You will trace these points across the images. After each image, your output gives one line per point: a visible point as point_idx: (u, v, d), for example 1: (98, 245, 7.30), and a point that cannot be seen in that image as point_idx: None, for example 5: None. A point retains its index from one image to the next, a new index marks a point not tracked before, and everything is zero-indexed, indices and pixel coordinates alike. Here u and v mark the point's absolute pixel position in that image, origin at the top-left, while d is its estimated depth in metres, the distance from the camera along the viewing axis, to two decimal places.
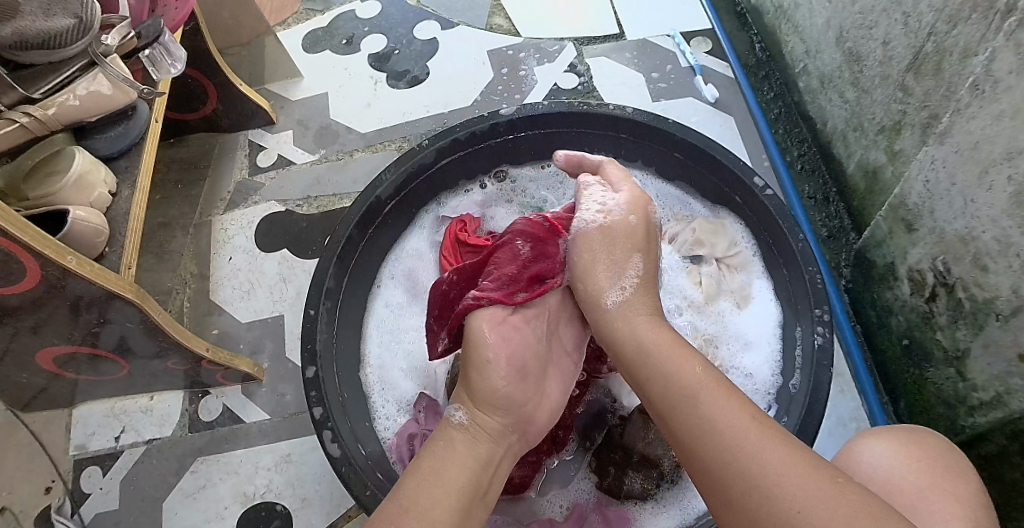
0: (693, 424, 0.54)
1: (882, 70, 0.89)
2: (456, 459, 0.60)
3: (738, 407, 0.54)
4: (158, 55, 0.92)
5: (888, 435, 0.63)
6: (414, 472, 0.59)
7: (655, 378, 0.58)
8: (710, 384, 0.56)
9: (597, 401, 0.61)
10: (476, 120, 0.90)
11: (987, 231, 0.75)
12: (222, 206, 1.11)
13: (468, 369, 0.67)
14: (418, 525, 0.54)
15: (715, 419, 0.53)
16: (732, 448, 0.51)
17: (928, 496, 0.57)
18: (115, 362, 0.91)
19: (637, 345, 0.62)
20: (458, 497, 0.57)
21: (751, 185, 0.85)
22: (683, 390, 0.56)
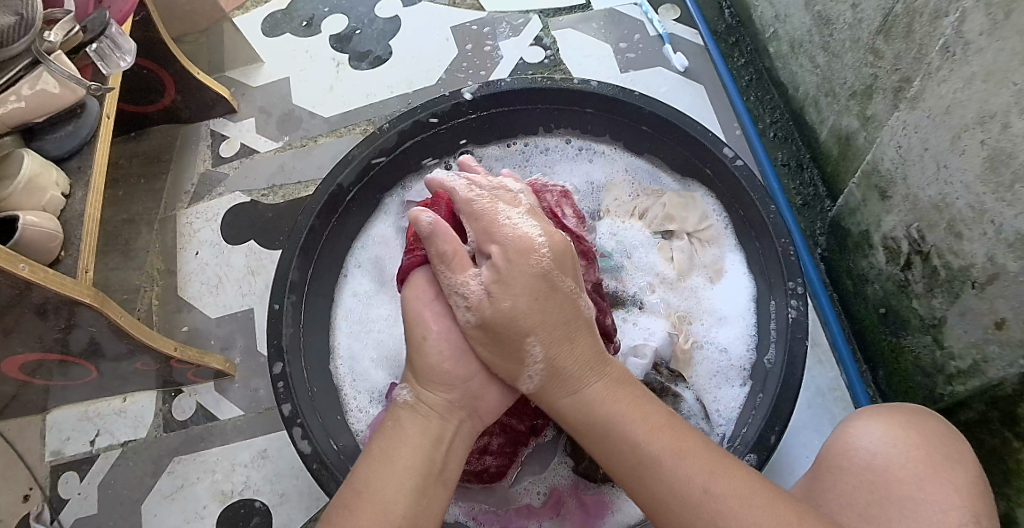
0: (642, 488, 0.55)
1: (852, 33, 0.86)
2: (406, 440, 0.59)
3: (679, 451, 0.55)
4: (106, 49, 0.88)
5: (886, 415, 0.62)
6: (367, 460, 0.58)
7: (602, 437, 0.58)
8: (665, 443, 0.55)
9: (549, 394, 0.62)
10: (438, 100, 0.88)
11: (961, 198, 0.73)
12: (186, 199, 1.09)
13: (411, 352, 0.65)
14: (373, 516, 0.54)
15: (667, 474, 0.54)
16: (673, 492, 0.53)
17: (926, 486, 0.57)
18: (84, 367, 0.90)
19: (583, 415, 0.60)
20: (415, 475, 0.57)
21: (721, 156, 0.83)
22: (633, 455, 0.56)
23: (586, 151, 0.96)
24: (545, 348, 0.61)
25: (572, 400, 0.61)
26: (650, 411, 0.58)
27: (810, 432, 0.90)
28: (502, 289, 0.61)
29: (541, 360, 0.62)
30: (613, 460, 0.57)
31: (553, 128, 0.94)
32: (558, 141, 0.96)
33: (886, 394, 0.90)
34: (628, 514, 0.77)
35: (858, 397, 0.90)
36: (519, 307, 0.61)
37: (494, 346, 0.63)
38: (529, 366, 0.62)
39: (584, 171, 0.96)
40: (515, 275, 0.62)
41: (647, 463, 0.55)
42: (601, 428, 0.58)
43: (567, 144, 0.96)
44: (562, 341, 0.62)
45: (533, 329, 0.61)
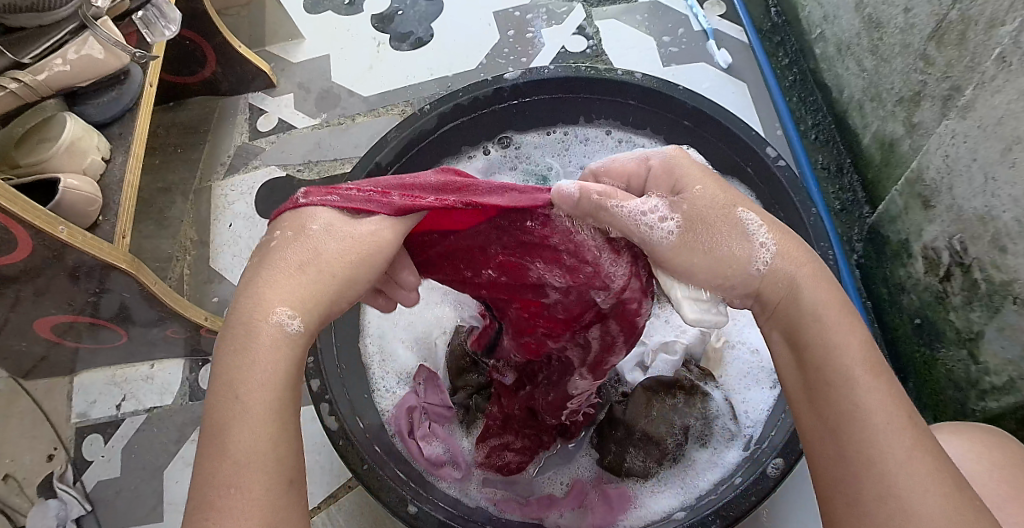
0: (834, 403, 0.49)
1: (903, 38, 0.85)
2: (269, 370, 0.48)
3: (885, 389, 0.48)
4: (152, 17, 0.89)
5: (969, 433, 0.60)
6: (228, 404, 0.46)
7: (810, 345, 0.51)
8: (868, 370, 0.49)
9: (789, 267, 0.53)
10: (480, 84, 0.87)
11: (1007, 211, 0.72)
12: (221, 171, 1.09)
13: (279, 264, 0.50)
14: (256, 472, 0.45)
15: (864, 402, 0.48)
16: (864, 419, 0.47)
17: (1007, 506, 0.54)
18: (114, 331, 0.90)
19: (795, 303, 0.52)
20: (280, 418, 0.47)
21: (762, 155, 0.82)
22: (834, 369, 0.49)
23: (626, 143, 0.95)
24: (769, 242, 0.53)
25: (789, 285, 0.53)
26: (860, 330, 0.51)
27: None
28: (688, 195, 0.54)
29: (773, 247, 0.53)
30: (812, 349, 0.51)
31: (594, 118, 0.94)
32: (598, 132, 0.96)
33: (915, 406, 0.90)
34: (650, 511, 0.76)
35: None
36: (717, 200, 0.54)
37: (696, 248, 0.53)
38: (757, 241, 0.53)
39: None
40: (706, 200, 0.54)
41: (845, 381, 0.49)
42: (813, 327, 0.51)
43: (606, 135, 0.95)
44: (780, 231, 0.55)
45: (734, 202, 0.55)
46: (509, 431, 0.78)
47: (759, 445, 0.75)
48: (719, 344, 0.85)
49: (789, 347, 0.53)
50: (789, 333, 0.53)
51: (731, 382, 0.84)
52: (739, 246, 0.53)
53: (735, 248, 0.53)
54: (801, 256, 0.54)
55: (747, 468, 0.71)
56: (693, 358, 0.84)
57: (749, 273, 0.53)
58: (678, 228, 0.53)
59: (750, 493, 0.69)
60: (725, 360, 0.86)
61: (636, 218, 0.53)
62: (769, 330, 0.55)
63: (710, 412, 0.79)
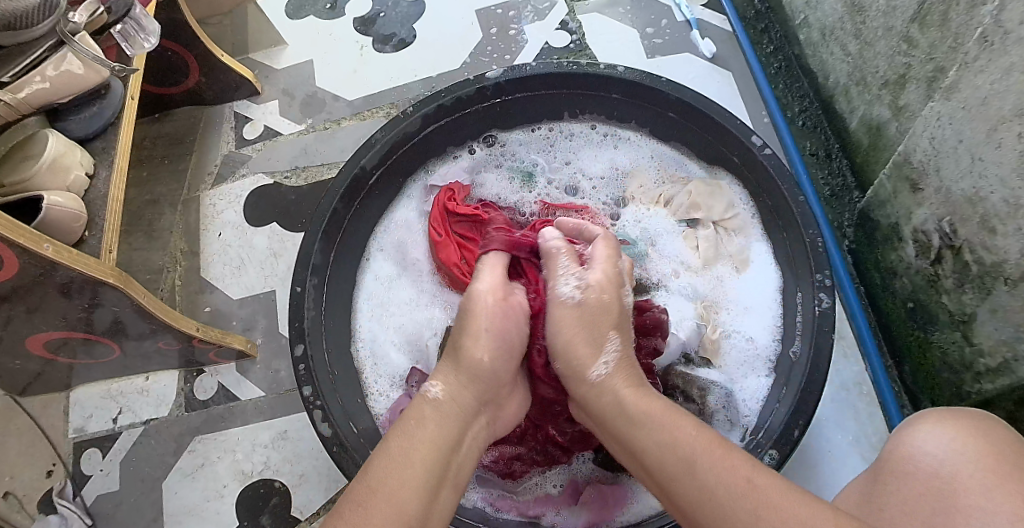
0: (685, 495, 0.51)
1: (885, 21, 0.84)
2: (422, 428, 0.57)
3: (724, 458, 0.51)
4: (129, 30, 0.89)
5: (953, 424, 0.59)
6: (382, 450, 0.54)
7: (643, 452, 0.55)
8: (707, 447, 0.52)
9: (616, 382, 0.61)
10: (462, 83, 0.87)
11: (995, 192, 0.72)
12: (209, 180, 1.09)
13: (459, 338, 0.64)
14: (385, 506, 0.50)
15: (705, 482, 0.50)
16: (719, 500, 0.49)
17: (993, 496, 0.53)
18: (107, 345, 0.90)
19: (617, 404, 0.59)
20: (429, 469, 0.54)
21: (749, 144, 0.82)
22: (672, 462, 0.53)
23: (612, 136, 0.94)
24: (627, 286, 0.69)
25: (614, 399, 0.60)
26: (685, 417, 0.56)
27: (834, 426, 0.90)
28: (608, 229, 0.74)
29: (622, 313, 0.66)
30: (644, 456, 0.55)
31: (578, 114, 0.93)
32: (583, 127, 0.95)
33: (910, 389, 0.89)
34: (648, 505, 0.76)
35: (882, 392, 0.90)
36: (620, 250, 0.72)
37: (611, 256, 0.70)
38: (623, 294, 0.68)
39: (609, 156, 0.95)
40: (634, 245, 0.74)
41: (691, 462, 0.52)
42: (631, 425, 0.57)
43: (592, 130, 0.95)
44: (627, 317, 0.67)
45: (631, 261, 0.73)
46: (528, 441, 0.77)
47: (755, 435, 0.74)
48: (714, 335, 0.84)
49: (630, 455, 0.57)
50: (627, 447, 0.57)
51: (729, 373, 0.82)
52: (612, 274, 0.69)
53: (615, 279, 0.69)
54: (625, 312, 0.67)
55: None
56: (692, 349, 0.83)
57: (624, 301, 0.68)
58: (612, 232, 0.73)
59: None
60: (721, 350, 0.84)
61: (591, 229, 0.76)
62: (613, 438, 0.60)
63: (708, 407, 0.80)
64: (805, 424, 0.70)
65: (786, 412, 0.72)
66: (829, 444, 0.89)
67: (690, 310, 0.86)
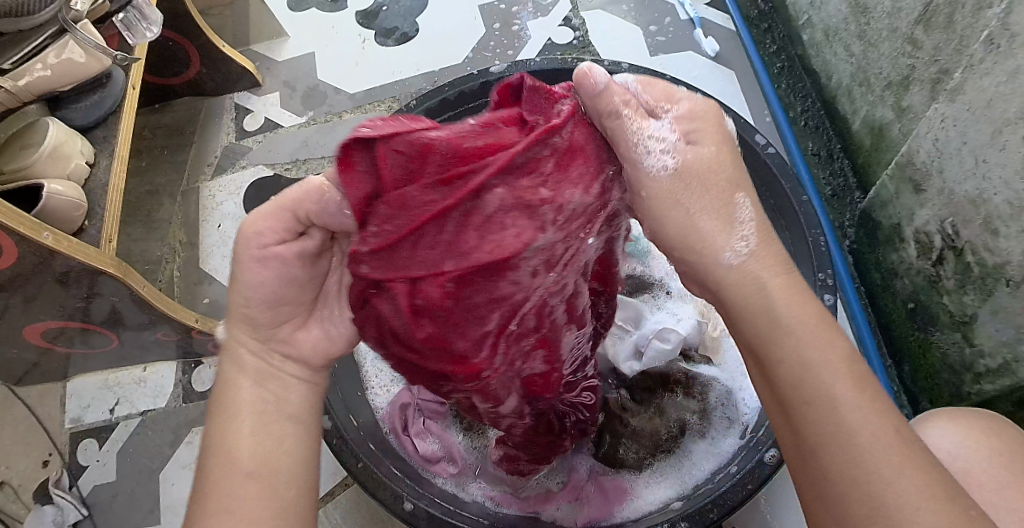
0: (810, 422, 0.45)
1: (890, 22, 0.84)
2: (241, 408, 0.52)
3: (867, 402, 0.45)
4: (132, 19, 0.89)
5: (966, 420, 0.59)
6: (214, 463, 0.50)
7: (783, 365, 0.47)
8: (852, 385, 0.45)
9: (765, 274, 0.49)
10: (466, 78, 0.87)
11: (999, 194, 0.72)
12: (209, 171, 1.08)
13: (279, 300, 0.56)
14: (246, 494, 0.48)
15: (843, 420, 0.44)
16: (850, 442, 0.44)
17: (1005, 492, 0.54)
18: (105, 336, 0.90)
19: (743, 297, 0.49)
20: (258, 431, 0.51)
21: (751, 143, 0.82)
22: (814, 385, 0.45)
23: None
24: (751, 237, 0.49)
25: (757, 292, 0.49)
26: (841, 342, 0.47)
27: None
28: (699, 147, 0.49)
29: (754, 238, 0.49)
30: (775, 365, 0.47)
31: None
32: None
33: (910, 390, 0.90)
34: (647, 502, 0.75)
35: (881, 391, 0.90)
36: (713, 169, 0.49)
37: (675, 204, 0.48)
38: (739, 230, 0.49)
39: None
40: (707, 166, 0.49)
41: (830, 399, 0.45)
42: (783, 344, 0.47)
43: None
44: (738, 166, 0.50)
45: (736, 183, 0.49)
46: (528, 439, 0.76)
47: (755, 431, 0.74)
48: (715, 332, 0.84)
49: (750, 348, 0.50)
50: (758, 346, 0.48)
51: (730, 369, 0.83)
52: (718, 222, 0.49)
53: (718, 221, 0.49)
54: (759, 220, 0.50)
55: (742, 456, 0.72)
56: (691, 347, 0.83)
57: (720, 259, 0.49)
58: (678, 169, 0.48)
59: (747, 482, 0.69)
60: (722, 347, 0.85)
61: (626, 131, 0.47)
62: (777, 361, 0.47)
63: (708, 404, 0.80)
64: None
65: None
66: None
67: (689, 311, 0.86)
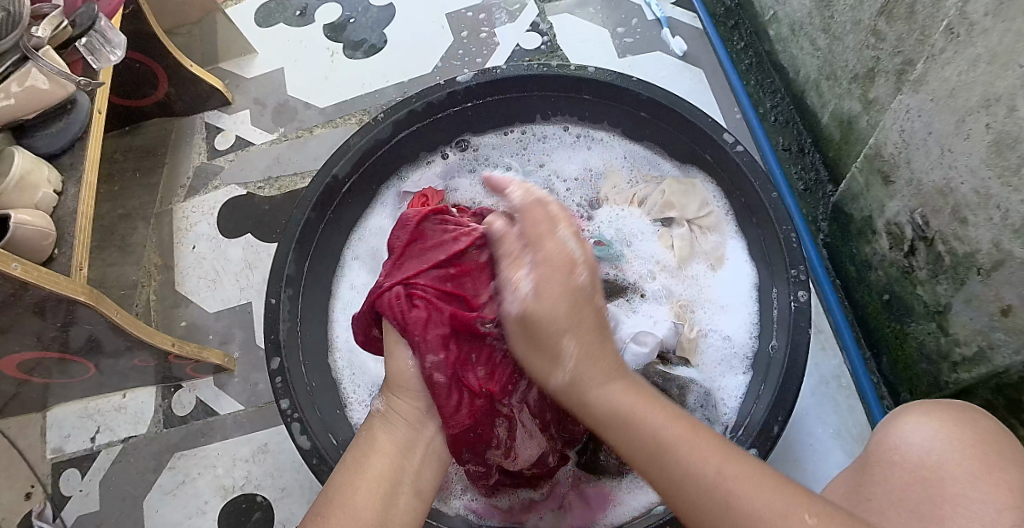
0: (660, 474, 0.53)
1: (854, 15, 0.85)
2: (380, 450, 0.61)
3: (701, 441, 0.53)
4: (95, 44, 0.87)
5: (939, 413, 0.59)
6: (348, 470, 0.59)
7: (605, 416, 0.56)
8: (684, 435, 0.53)
9: (584, 369, 0.58)
10: (433, 88, 0.86)
11: (966, 182, 0.72)
12: (182, 193, 1.08)
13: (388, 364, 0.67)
14: (344, 516, 0.55)
15: (683, 467, 0.52)
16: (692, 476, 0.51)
17: (981, 484, 0.54)
18: (83, 364, 0.89)
19: (607, 405, 0.56)
20: (376, 481, 0.58)
21: (721, 141, 0.82)
22: (650, 441, 0.54)
23: (585, 138, 0.94)
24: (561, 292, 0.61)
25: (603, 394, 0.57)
26: (658, 403, 0.56)
27: (815, 419, 0.90)
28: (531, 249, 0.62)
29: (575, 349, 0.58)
30: (607, 431, 0.56)
31: (550, 115, 0.93)
32: (555, 128, 0.94)
33: (889, 380, 0.90)
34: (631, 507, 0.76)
35: (860, 383, 0.90)
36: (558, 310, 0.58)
37: (529, 343, 0.60)
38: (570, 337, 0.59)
39: (582, 158, 0.95)
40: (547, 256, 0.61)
41: (665, 453, 0.53)
42: (617, 419, 0.56)
43: (564, 131, 0.94)
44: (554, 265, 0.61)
45: (566, 325, 0.58)
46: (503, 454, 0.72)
47: (735, 432, 0.74)
48: (692, 334, 0.83)
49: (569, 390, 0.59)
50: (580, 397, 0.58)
51: (709, 370, 0.82)
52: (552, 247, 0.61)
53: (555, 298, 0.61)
54: (588, 340, 0.59)
55: None
56: (668, 349, 0.81)
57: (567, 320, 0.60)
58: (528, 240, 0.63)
59: None
60: (699, 348, 0.83)
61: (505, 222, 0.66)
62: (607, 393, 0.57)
63: (687, 406, 0.78)
64: (784, 420, 0.70)
65: (766, 407, 0.72)
66: (811, 438, 0.89)
67: (664, 313, 0.85)
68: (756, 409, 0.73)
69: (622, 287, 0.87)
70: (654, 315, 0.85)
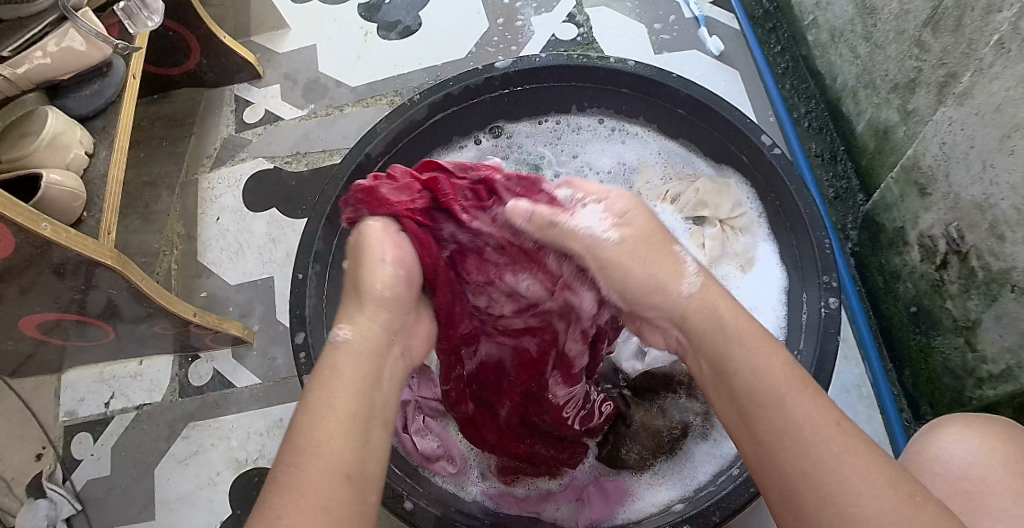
0: (768, 426, 0.50)
1: (898, 24, 0.84)
2: (347, 376, 0.54)
3: (814, 402, 0.50)
4: (133, 8, 0.90)
5: (979, 428, 0.58)
6: (303, 406, 0.52)
7: (738, 373, 0.53)
8: (797, 385, 0.51)
9: (718, 344, 0.56)
10: (470, 73, 0.85)
11: (1006, 199, 0.71)
12: (208, 164, 1.07)
13: (358, 269, 0.60)
14: (320, 459, 0.49)
15: (792, 416, 0.49)
16: (795, 432, 0.49)
17: (1023, 502, 0.54)
18: (102, 328, 0.89)
19: (740, 378, 0.53)
20: (349, 418, 0.51)
21: (758, 143, 0.81)
22: (766, 392, 0.51)
23: (619, 131, 0.93)
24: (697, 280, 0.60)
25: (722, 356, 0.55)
26: (778, 352, 0.54)
27: None
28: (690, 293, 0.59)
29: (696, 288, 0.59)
30: (759, 425, 0.51)
31: (586, 107, 0.92)
32: (590, 120, 0.94)
33: (911, 394, 0.89)
34: (648, 504, 0.75)
35: (881, 394, 0.90)
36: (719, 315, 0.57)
37: (698, 343, 0.58)
38: (686, 280, 0.60)
39: (616, 152, 0.94)
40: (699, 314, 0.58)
41: (779, 402, 0.50)
42: (766, 405, 0.51)
43: (599, 124, 0.93)
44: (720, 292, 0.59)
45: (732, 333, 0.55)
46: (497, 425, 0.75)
47: None
48: None
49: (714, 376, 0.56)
50: (715, 364, 0.56)
51: None
52: (672, 271, 0.60)
53: (668, 269, 0.60)
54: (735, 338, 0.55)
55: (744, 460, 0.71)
56: None
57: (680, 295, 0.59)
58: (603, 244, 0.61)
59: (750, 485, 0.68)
60: None
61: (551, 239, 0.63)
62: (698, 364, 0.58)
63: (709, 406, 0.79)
64: None
65: None
66: None
67: None
68: None
69: None
70: None
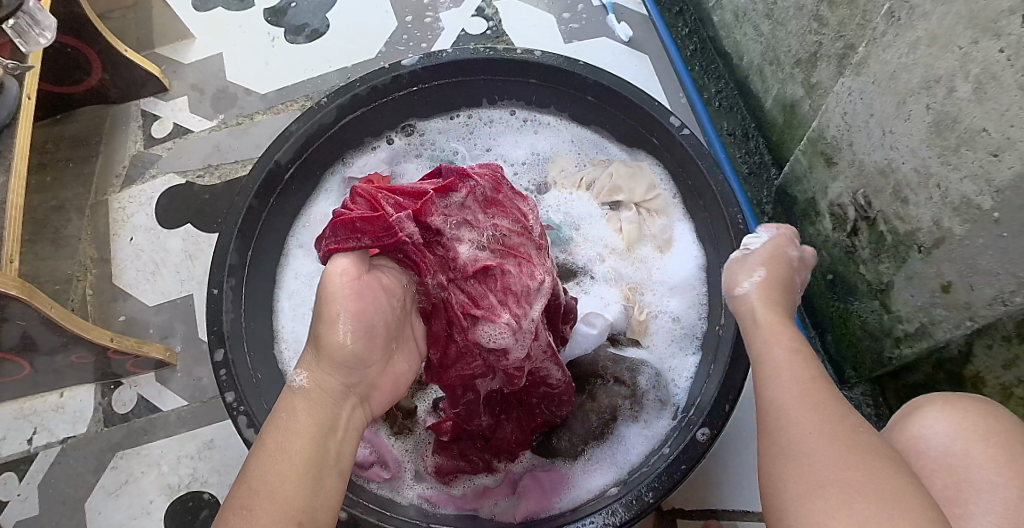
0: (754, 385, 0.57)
1: (796, 0, 0.85)
2: (300, 426, 0.53)
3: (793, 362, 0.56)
4: (24, 25, 0.84)
5: (960, 406, 0.59)
6: (262, 447, 0.52)
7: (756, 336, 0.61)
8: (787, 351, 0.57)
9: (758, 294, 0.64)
10: (376, 72, 0.84)
11: (906, 162, 0.73)
12: (118, 183, 1.04)
13: (317, 325, 0.58)
14: (270, 509, 0.48)
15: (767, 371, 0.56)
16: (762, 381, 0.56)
17: (1002, 471, 0.54)
18: (16, 363, 0.84)
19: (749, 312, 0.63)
20: (301, 468, 0.51)
21: (666, 125, 0.82)
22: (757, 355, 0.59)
23: (532, 122, 0.93)
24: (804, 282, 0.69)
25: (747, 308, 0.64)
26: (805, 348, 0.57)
27: None
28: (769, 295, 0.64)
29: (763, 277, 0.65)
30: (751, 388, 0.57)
31: (496, 100, 0.91)
32: (502, 113, 0.93)
33: (835, 359, 0.92)
34: (584, 491, 0.75)
35: None
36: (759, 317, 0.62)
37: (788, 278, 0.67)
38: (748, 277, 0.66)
39: (529, 142, 0.94)
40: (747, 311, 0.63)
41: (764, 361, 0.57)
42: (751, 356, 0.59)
43: (511, 116, 0.93)
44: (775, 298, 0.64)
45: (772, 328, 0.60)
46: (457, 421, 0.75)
47: (687, 411, 0.74)
48: (642, 316, 0.85)
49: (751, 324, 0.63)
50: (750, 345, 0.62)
51: (660, 349, 0.83)
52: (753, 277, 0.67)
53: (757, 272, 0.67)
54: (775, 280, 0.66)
55: (675, 438, 0.71)
56: (619, 331, 0.83)
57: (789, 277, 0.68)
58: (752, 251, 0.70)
59: (680, 463, 0.68)
60: (649, 328, 0.85)
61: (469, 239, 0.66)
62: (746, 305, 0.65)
63: (640, 388, 0.78)
64: (735, 397, 0.70)
65: (715, 388, 0.72)
66: None
67: (614, 295, 0.86)
68: (706, 388, 0.73)
69: (572, 270, 0.88)
70: (605, 298, 0.86)
